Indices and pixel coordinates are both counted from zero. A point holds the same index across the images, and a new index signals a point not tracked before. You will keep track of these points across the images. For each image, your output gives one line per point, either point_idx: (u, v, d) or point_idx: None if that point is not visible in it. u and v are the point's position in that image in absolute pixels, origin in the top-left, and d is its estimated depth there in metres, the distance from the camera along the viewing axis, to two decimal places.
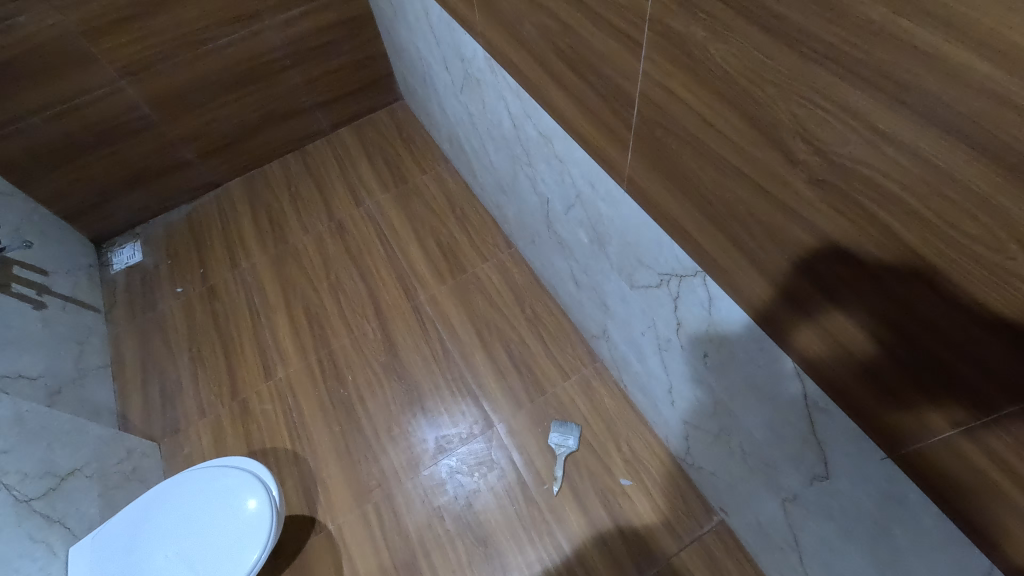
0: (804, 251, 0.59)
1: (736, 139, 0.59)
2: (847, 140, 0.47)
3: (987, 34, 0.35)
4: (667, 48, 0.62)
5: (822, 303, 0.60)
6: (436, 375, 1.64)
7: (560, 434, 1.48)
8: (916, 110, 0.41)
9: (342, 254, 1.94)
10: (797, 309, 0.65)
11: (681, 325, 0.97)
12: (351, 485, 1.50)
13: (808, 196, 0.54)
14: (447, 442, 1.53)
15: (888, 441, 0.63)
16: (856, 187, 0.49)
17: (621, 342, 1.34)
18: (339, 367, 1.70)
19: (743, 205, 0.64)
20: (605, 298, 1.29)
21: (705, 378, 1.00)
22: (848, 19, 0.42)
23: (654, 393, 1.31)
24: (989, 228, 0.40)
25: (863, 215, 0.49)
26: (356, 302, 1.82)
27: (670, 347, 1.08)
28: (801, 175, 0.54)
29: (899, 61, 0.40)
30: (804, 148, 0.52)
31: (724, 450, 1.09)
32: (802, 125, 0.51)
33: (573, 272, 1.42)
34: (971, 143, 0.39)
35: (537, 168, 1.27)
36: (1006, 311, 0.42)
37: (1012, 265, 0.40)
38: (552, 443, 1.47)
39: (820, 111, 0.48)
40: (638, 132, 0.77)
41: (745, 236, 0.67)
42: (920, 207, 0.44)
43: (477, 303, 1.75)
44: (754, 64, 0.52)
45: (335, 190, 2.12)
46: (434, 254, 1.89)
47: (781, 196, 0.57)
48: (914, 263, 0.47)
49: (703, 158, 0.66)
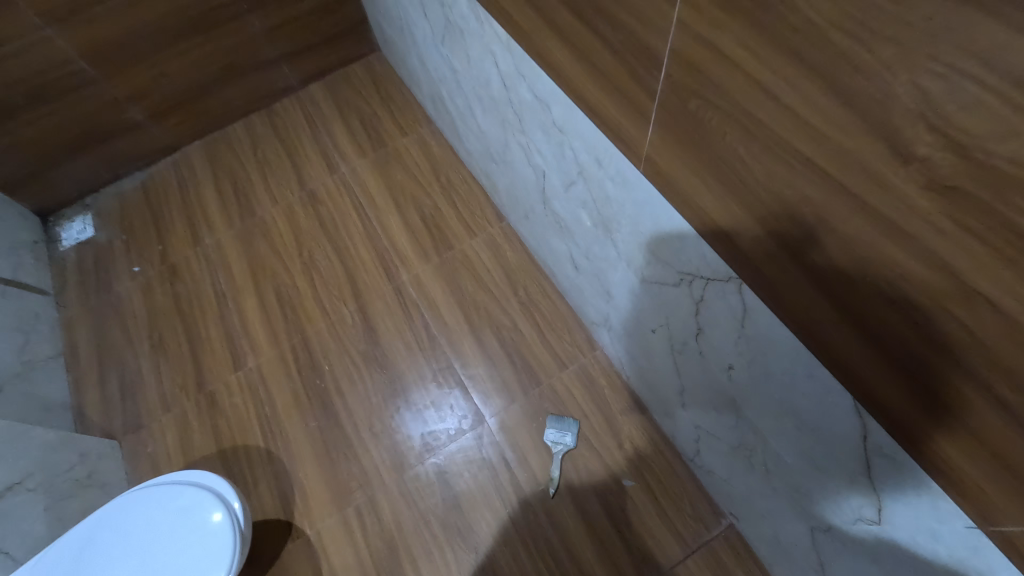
0: (894, 277, 0.44)
1: (812, 113, 0.43)
2: (1012, 131, 0.32)
3: None
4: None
5: (915, 343, 0.45)
6: (420, 364, 1.50)
7: (556, 430, 1.36)
8: None
9: (315, 228, 1.76)
10: (872, 342, 0.50)
11: (700, 331, 0.83)
12: (330, 486, 1.38)
13: (919, 206, 0.39)
14: (434, 439, 1.41)
15: (979, 509, 0.50)
16: (1008, 201, 0.34)
17: (626, 334, 1.20)
18: (314, 356, 1.55)
19: (808, 208, 0.48)
20: (609, 287, 1.14)
21: (725, 390, 0.86)
22: None
23: (662, 391, 1.18)
24: None
25: (1012, 241, 0.34)
26: (332, 283, 1.66)
27: (684, 352, 0.94)
28: (913, 176, 0.38)
29: None
30: (929, 138, 0.36)
31: (741, 463, 0.97)
32: (932, 105, 0.35)
33: (572, 255, 1.25)
34: None
35: (531, 137, 1.09)
36: None
37: None
38: (548, 440, 1.36)
39: (971, 85, 0.32)
40: (663, 106, 0.61)
41: (804, 246, 0.52)
42: None
43: (466, 285, 1.60)
44: (863, 11, 0.36)
45: (306, 155, 1.91)
46: (418, 229, 1.71)
47: (871, 198, 0.42)
48: None
49: (756, 143, 0.50)
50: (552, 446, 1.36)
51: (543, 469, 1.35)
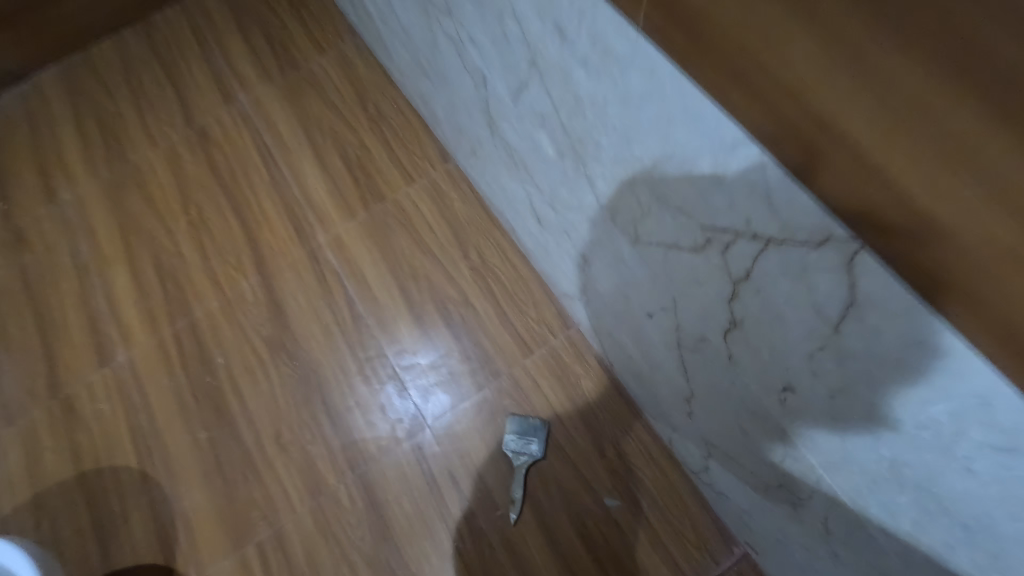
0: None
1: None
2: None
3: None
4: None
5: None
6: (341, 351, 1.15)
7: (518, 437, 1.04)
8: None
9: (206, 176, 1.35)
10: None
11: (736, 328, 0.50)
12: (223, 519, 1.05)
13: None
14: (360, 450, 1.08)
15: None
16: None
17: (608, 313, 0.86)
18: (204, 345, 1.19)
19: None
20: (583, 250, 0.79)
21: (770, 416, 0.54)
22: None
23: (658, 391, 0.86)
24: None
25: None
26: (228, 248, 1.27)
27: (698, 351, 0.60)
28: None
29: None
30: None
31: (779, 508, 0.66)
32: None
33: (533, 203, 0.89)
34: None
35: (460, 16, 0.69)
36: None
37: None
38: (507, 450, 1.04)
39: None
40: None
41: None
42: None
43: (401, 247, 1.23)
44: None
45: (194, 80, 1.47)
46: (339, 174, 1.32)
47: None
48: None
49: None
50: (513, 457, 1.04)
51: (502, 487, 1.04)
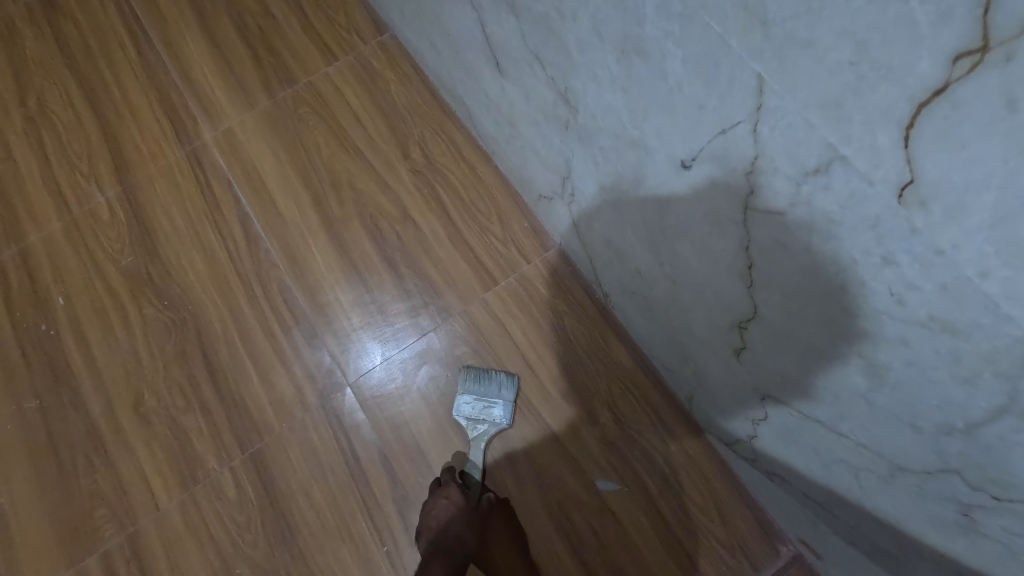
0: None
1: None
2: None
3: None
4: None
5: None
6: (231, 287, 0.83)
7: (475, 399, 0.74)
8: None
9: (50, 55, 0.98)
10: None
11: (995, 52, 0.18)
12: (54, 520, 0.74)
13: None
14: (255, 421, 0.76)
15: None
16: None
17: (603, 199, 0.54)
18: (38, 280, 0.85)
19: None
20: (566, 77, 0.46)
21: (1001, 323, 0.23)
22: None
23: (679, 321, 0.56)
24: None
25: None
26: (77, 149, 0.92)
27: (804, 202, 0.29)
28: None
29: None
30: None
31: (915, 510, 0.37)
32: None
33: (486, 29, 0.56)
34: None
35: None
36: None
37: None
38: (461, 417, 0.74)
39: None
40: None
41: None
42: None
43: (317, 145, 0.89)
44: None
45: None
46: (234, 49, 0.96)
47: None
48: None
49: None
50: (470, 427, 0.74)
51: (454, 468, 0.74)
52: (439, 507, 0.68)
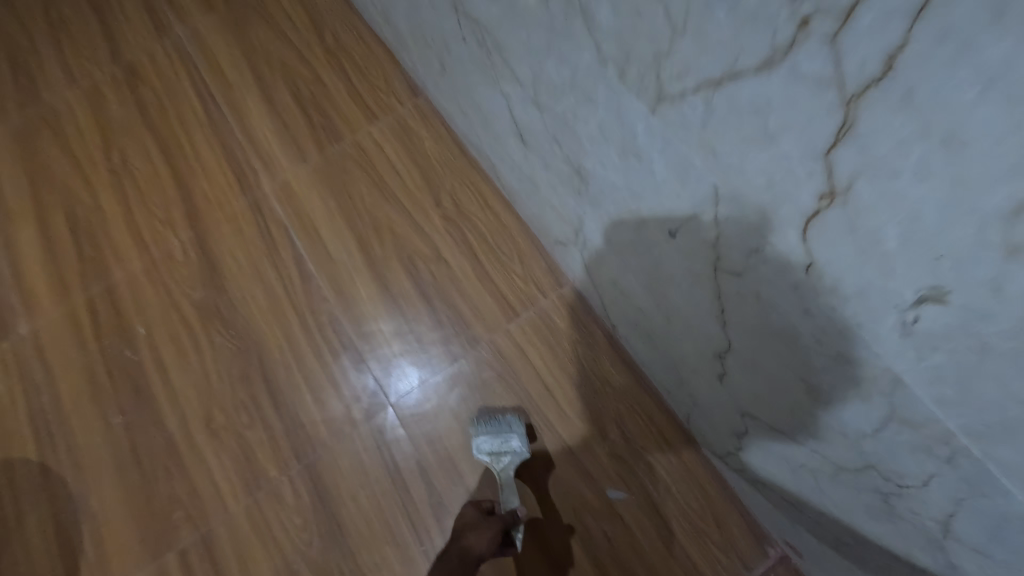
0: None
1: None
2: None
3: None
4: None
5: None
6: (287, 318, 0.95)
7: (493, 436, 0.83)
8: None
9: (132, 117, 1.14)
10: None
11: (839, 196, 0.30)
12: (138, 520, 0.85)
13: None
14: (309, 437, 0.88)
15: None
16: None
17: (609, 249, 0.66)
18: (123, 312, 0.98)
19: None
20: (578, 158, 0.59)
21: (875, 357, 0.34)
22: None
23: (675, 351, 0.67)
24: None
25: None
26: (156, 199, 1.07)
27: (751, 269, 0.41)
28: None
29: None
30: None
31: (855, 501, 0.47)
32: None
33: (513, 112, 0.69)
34: None
35: None
36: None
37: None
38: (484, 454, 0.83)
39: None
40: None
41: None
42: None
43: (361, 194, 1.03)
44: None
45: (123, 11, 1.25)
46: (289, 112, 1.11)
47: None
48: None
49: None
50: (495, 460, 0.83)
51: (484, 503, 0.80)
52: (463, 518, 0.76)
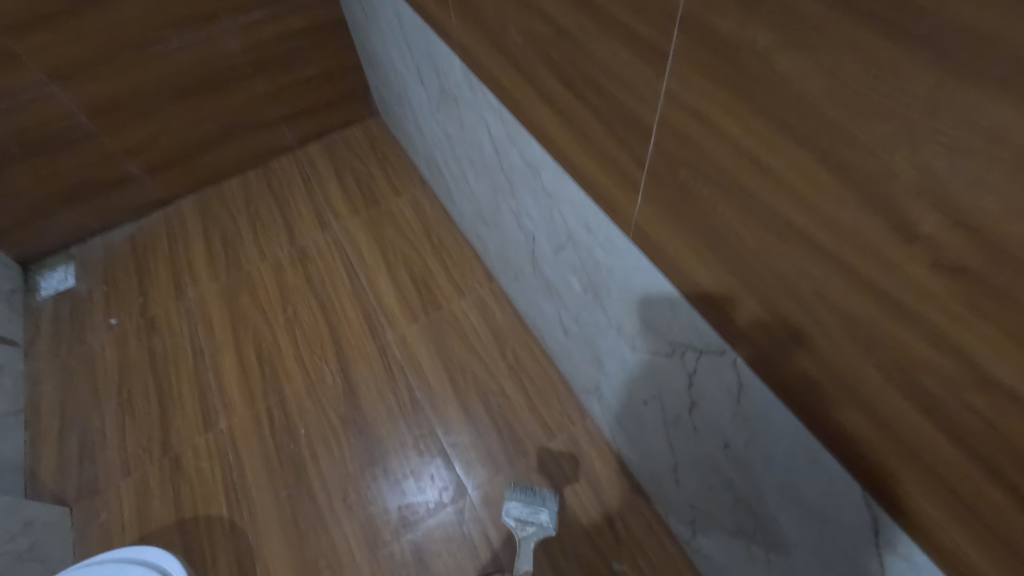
0: (804, 374, 0.53)
1: (733, 247, 0.53)
2: (784, 287, 0.49)
3: (832, 271, 0.43)
4: (737, 7, 0.40)
5: (841, 424, 0.51)
6: (401, 429, 1.43)
7: (524, 505, 0.92)
8: (840, 289, 0.43)
9: (301, 284, 1.72)
10: (819, 423, 0.54)
11: (696, 405, 0.78)
12: (295, 565, 1.27)
13: (784, 317, 0.51)
14: (412, 512, 1.31)
15: None
16: (812, 323, 0.48)
17: (616, 402, 1.14)
18: (290, 418, 1.47)
19: (782, 278, 0.49)
20: (599, 353, 1.09)
21: (724, 470, 0.80)
22: (769, 226, 0.47)
23: (654, 467, 1.11)
24: (870, 390, 0.46)
25: (823, 353, 0.49)
26: (315, 341, 1.60)
27: (678, 425, 0.89)
28: (792, 294, 0.49)
29: (794, 258, 0.46)
30: (783, 291, 0.50)
31: (745, 553, 0.89)
32: (760, 267, 0.51)
33: (562, 319, 1.21)
34: (833, 342, 0.47)
35: (520, 201, 1.06)
36: (912, 448, 0.45)
37: (906, 413, 0.43)
38: (511, 517, 0.91)
39: (760, 258, 0.50)
40: (691, 75, 0.47)
41: (785, 314, 0.51)
42: (851, 368, 0.46)
43: (453, 345, 1.55)
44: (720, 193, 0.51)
45: (299, 212, 1.90)
46: (406, 287, 1.68)
47: (766, 293, 0.52)
48: (868, 406, 0.47)
49: (734, 214, 0.51)
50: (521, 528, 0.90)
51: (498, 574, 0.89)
52: None
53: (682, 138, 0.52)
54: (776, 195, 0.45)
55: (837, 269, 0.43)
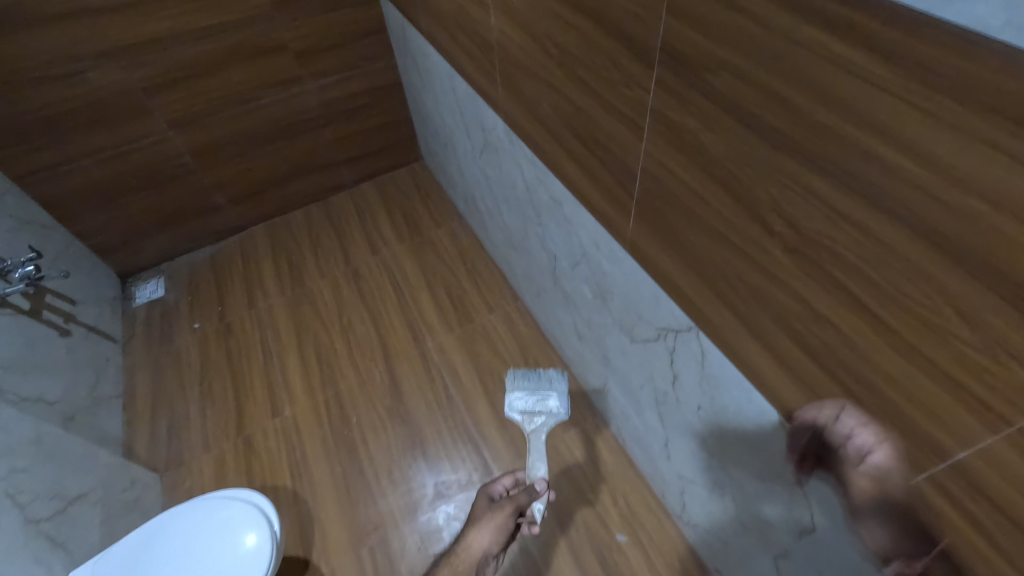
0: (737, 336, 0.78)
1: (689, 251, 0.80)
2: (718, 275, 0.76)
3: (739, 261, 0.70)
4: (674, 103, 0.68)
5: (761, 368, 0.77)
6: (438, 420, 1.68)
7: (530, 396, 1.09)
8: (745, 272, 0.70)
9: (355, 299, 2.03)
10: (750, 372, 0.80)
11: (678, 378, 1.03)
12: (347, 528, 1.51)
13: (720, 296, 0.78)
14: (446, 487, 1.55)
15: (844, 493, 0.72)
16: (735, 298, 0.74)
17: (620, 394, 1.39)
18: (344, 408, 1.74)
19: (716, 269, 0.76)
20: (606, 351, 1.35)
21: (700, 431, 1.04)
22: (706, 235, 0.74)
23: (651, 447, 1.35)
24: (770, 338, 0.71)
25: (744, 319, 0.75)
26: (366, 346, 1.88)
27: (666, 400, 1.13)
28: (722, 280, 0.76)
29: (721, 256, 0.73)
30: (718, 278, 0.76)
31: (721, 508, 1.11)
32: (703, 262, 0.78)
33: (576, 325, 1.48)
34: (748, 309, 0.73)
35: (545, 228, 1.36)
36: (798, 373, 0.69)
37: (789, 350, 0.69)
38: (518, 410, 1.09)
39: (703, 256, 0.77)
40: (654, 139, 0.75)
41: (721, 294, 0.77)
42: (759, 325, 0.72)
43: (483, 352, 1.82)
44: (677, 215, 0.79)
45: (353, 239, 2.23)
46: (444, 303, 1.96)
47: (709, 281, 0.78)
48: (771, 349, 0.72)
49: (687, 229, 0.78)
50: (530, 419, 1.08)
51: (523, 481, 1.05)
52: (480, 509, 0.99)
53: (653, 178, 0.80)
54: (705, 214, 0.72)
55: (741, 258, 0.70)
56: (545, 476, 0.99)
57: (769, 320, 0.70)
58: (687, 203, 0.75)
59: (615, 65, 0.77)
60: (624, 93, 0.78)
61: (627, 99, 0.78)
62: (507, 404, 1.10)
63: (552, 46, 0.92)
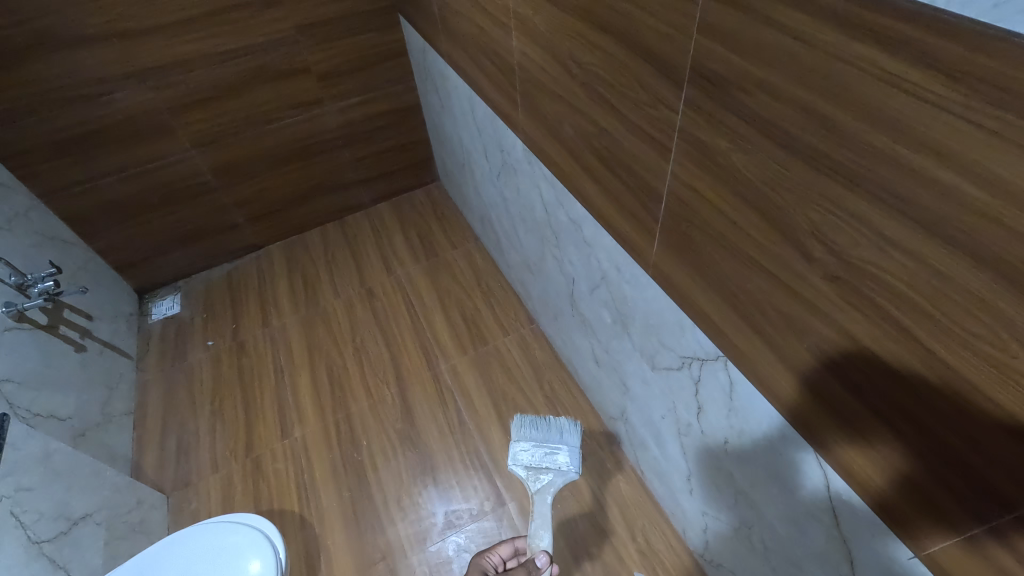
0: (769, 366, 0.74)
1: (719, 276, 0.76)
2: (750, 302, 0.72)
3: (773, 288, 0.67)
4: (704, 124, 0.66)
5: (796, 401, 0.72)
6: (450, 446, 1.63)
7: (537, 449, 1.04)
8: (780, 299, 0.66)
9: (369, 319, 2.01)
10: (783, 405, 0.75)
11: (703, 410, 0.99)
12: (354, 557, 1.46)
13: (751, 324, 0.74)
14: (457, 517, 1.50)
15: (891, 541, 0.66)
16: (769, 327, 0.70)
17: (639, 424, 1.34)
18: (355, 431, 1.70)
19: (747, 295, 0.72)
20: (624, 378, 1.31)
21: (727, 466, 0.99)
22: (737, 260, 0.71)
23: (672, 481, 1.29)
24: (807, 371, 0.67)
25: (778, 349, 0.71)
26: (379, 367, 1.86)
27: (689, 433, 1.08)
28: (755, 307, 0.72)
29: (754, 282, 0.70)
30: (750, 305, 0.72)
31: (748, 548, 1.05)
32: (734, 288, 0.74)
33: (594, 351, 1.44)
34: (783, 339, 0.69)
35: (564, 250, 1.33)
36: (838, 409, 0.64)
37: (827, 384, 0.64)
38: (523, 465, 1.03)
39: (734, 282, 0.74)
40: (682, 160, 0.73)
41: (754, 323, 0.73)
42: (795, 355, 0.68)
43: (497, 376, 1.78)
44: (706, 238, 0.75)
45: (369, 259, 2.23)
46: (458, 326, 1.94)
47: (740, 309, 0.75)
48: (809, 382, 0.68)
49: (717, 254, 0.74)
50: (535, 477, 1.03)
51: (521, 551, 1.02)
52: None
53: (680, 201, 0.77)
54: (737, 238, 0.69)
55: (776, 285, 0.66)
56: (548, 548, 0.93)
57: (808, 351, 0.65)
58: (718, 226, 0.72)
59: (641, 85, 0.75)
60: (650, 113, 0.76)
61: (653, 119, 0.76)
62: (513, 456, 1.05)
63: (574, 66, 0.91)
